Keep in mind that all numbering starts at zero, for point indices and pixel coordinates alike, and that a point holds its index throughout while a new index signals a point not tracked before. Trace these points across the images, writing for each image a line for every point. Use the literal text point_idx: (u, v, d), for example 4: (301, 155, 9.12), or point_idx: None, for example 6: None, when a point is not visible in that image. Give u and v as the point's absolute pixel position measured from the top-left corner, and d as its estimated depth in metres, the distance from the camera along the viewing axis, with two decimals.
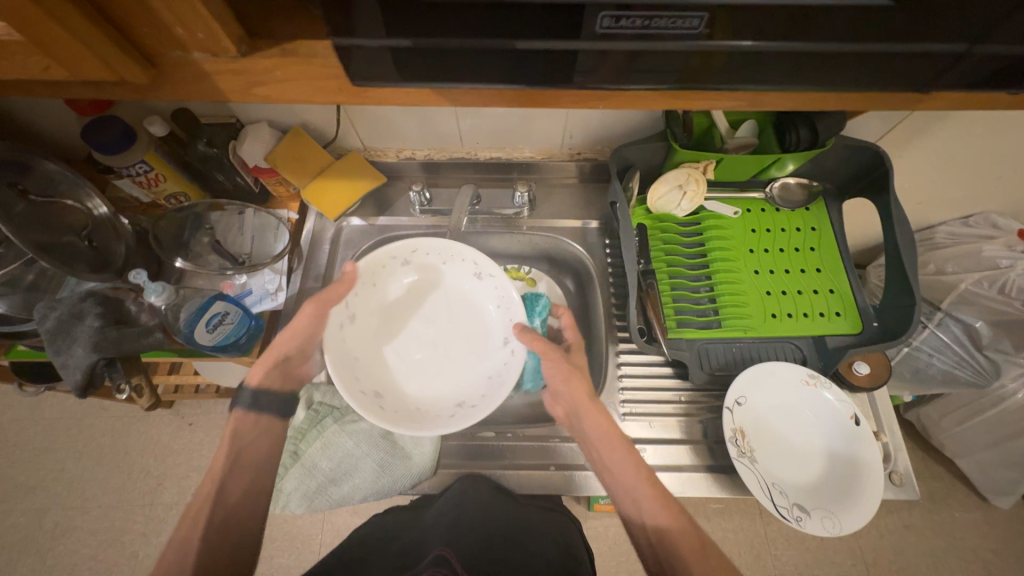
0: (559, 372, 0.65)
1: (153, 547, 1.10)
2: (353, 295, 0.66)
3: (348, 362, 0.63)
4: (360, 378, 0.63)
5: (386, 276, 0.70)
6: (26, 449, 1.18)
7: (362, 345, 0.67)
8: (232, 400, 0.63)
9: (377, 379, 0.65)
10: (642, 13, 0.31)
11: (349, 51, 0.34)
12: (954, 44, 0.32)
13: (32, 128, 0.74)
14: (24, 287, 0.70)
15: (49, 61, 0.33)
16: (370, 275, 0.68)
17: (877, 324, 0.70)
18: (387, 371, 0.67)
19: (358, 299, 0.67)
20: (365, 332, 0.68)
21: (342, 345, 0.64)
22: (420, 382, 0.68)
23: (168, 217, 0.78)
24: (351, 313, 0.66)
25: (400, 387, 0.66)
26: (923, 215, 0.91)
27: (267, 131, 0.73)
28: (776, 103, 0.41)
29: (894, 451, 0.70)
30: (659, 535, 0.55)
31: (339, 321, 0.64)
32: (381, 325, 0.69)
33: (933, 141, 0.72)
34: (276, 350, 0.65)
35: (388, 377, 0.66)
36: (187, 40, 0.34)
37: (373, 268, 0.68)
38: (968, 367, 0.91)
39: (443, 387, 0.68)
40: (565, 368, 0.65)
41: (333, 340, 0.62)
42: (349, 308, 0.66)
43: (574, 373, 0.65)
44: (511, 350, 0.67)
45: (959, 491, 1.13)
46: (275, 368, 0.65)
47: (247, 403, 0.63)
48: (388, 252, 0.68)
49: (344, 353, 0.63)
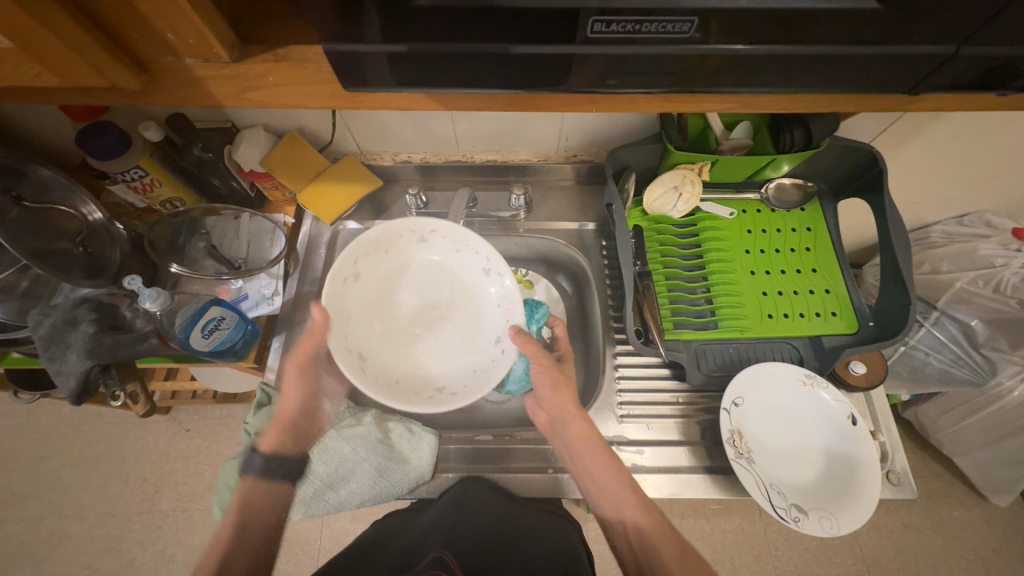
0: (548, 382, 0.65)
1: (151, 554, 1.09)
2: (362, 257, 0.67)
3: (343, 317, 0.63)
4: (348, 336, 0.63)
5: (399, 246, 0.70)
6: (22, 456, 1.17)
7: (362, 304, 0.67)
8: (243, 467, 0.63)
9: (366, 341, 0.65)
10: (633, 18, 0.31)
11: (341, 57, 0.34)
12: (944, 46, 0.33)
13: (25, 134, 0.74)
14: (18, 293, 0.70)
15: (40, 68, 0.33)
16: (382, 241, 0.68)
17: (873, 323, 0.70)
18: (379, 337, 0.67)
19: (367, 261, 0.67)
20: (367, 293, 0.68)
21: (341, 300, 0.64)
22: (406, 358, 0.67)
23: (164, 222, 0.77)
24: (359, 271, 0.66)
25: (386, 358, 0.66)
26: (918, 215, 0.92)
27: (262, 135, 0.73)
28: (769, 106, 0.41)
29: (891, 451, 0.70)
30: (639, 538, 0.58)
31: (345, 275, 0.64)
32: (384, 290, 0.69)
33: (927, 141, 0.72)
34: (283, 415, 0.66)
35: (377, 344, 0.66)
36: (178, 47, 0.35)
37: (389, 236, 0.68)
38: (965, 365, 0.91)
39: (427, 367, 0.67)
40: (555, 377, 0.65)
41: (334, 291, 0.63)
42: (358, 267, 0.66)
43: (563, 382, 0.66)
44: (502, 350, 0.67)
45: (958, 490, 1.13)
46: (288, 433, 0.66)
47: (259, 470, 0.63)
48: (407, 224, 0.69)
49: (340, 307, 0.64)
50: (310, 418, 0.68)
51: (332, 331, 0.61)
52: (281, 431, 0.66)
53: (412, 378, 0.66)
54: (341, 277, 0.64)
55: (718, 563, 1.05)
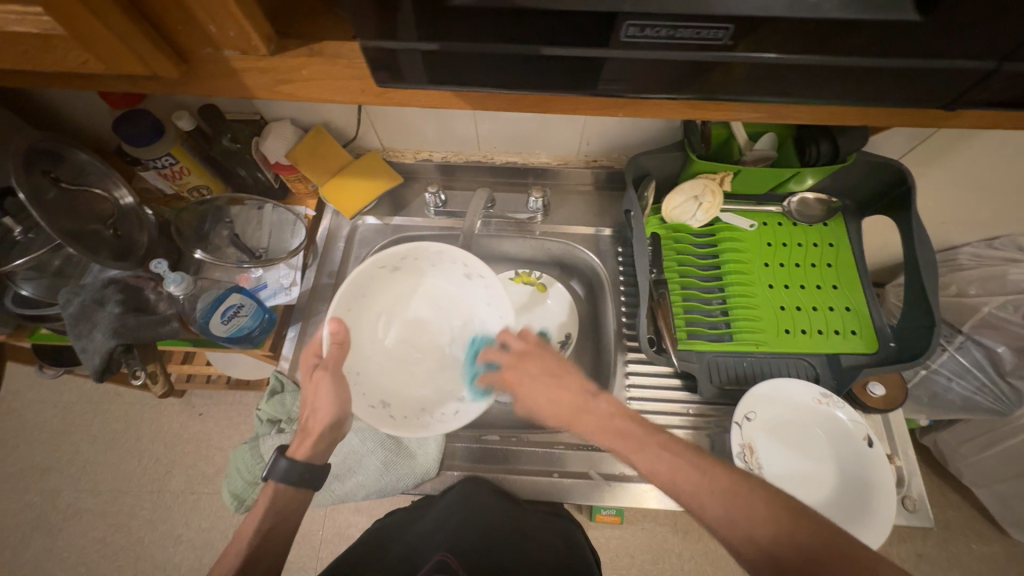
0: (530, 391, 0.59)
1: (160, 533, 1.12)
2: (410, 257, 0.70)
3: (359, 294, 0.67)
4: (349, 312, 0.66)
5: (444, 268, 0.72)
6: (44, 429, 1.21)
7: (383, 294, 0.71)
8: (267, 471, 0.58)
9: (361, 324, 0.68)
10: (667, 24, 0.31)
11: (375, 53, 0.34)
12: (984, 62, 0.32)
13: (65, 119, 0.77)
14: (50, 272, 0.72)
15: (89, 55, 0.34)
16: (435, 256, 0.70)
17: (894, 344, 0.68)
18: (373, 331, 0.69)
19: (412, 262, 0.71)
20: (392, 288, 0.71)
21: (368, 281, 0.68)
22: (378, 360, 0.68)
23: (190, 209, 0.79)
24: (398, 266, 0.70)
25: (365, 350, 0.68)
26: (946, 234, 0.89)
27: (290, 128, 0.75)
28: (798, 116, 0.41)
29: (908, 476, 0.69)
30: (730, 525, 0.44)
31: (385, 263, 0.68)
32: (404, 293, 0.72)
33: (959, 160, 0.70)
34: (317, 423, 0.59)
35: (369, 334, 0.69)
36: (219, 39, 0.35)
37: (445, 256, 0.70)
38: (989, 394, 0.88)
39: (390, 379, 0.68)
40: (535, 377, 0.60)
41: (367, 271, 0.67)
42: (401, 262, 0.70)
43: (518, 385, 0.60)
44: (455, 413, 0.66)
45: (977, 523, 1.09)
46: (320, 440, 0.59)
47: (282, 476, 0.58)
48: (464, 257, 0.70)
49: (362, 286, 0.68)
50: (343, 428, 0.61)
51: (340, 302, 0.65)
52: (312, 439, 0.59)
53: (369, 381, 0.66)
54: (383, 262, 0.68)
55: None
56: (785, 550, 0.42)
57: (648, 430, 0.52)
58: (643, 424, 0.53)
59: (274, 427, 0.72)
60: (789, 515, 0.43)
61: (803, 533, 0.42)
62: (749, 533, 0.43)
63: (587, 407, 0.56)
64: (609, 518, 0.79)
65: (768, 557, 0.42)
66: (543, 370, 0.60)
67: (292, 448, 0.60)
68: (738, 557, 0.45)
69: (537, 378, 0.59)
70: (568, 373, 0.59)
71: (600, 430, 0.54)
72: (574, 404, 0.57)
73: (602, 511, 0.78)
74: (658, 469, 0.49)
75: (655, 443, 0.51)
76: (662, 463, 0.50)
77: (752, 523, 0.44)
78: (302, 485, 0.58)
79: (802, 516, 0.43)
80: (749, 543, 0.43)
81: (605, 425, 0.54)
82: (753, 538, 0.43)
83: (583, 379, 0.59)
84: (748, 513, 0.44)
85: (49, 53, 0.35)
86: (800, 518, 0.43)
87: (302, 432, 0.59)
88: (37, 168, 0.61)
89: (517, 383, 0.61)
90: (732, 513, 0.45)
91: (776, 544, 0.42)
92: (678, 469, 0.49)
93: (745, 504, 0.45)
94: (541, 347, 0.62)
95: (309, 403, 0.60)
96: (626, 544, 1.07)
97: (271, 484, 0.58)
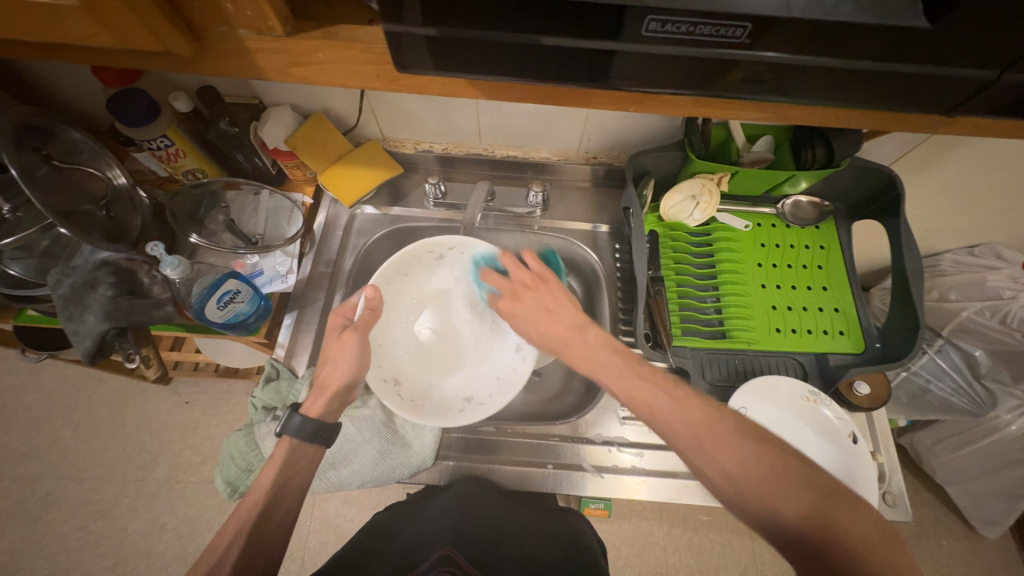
0: (524, 315, 0.63)
1: (143, 521, 1.10)
2: (455, 250, 0.73)
3: (402, 273, 0.72)
4: (389, 285, 0.71)
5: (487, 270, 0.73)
6: (23, 415, 1.18)
7: (427, 281, 0.75)
8: (281, 427, 0.58)
9: (396, 299, 0.72)
10: (688, 20, 0.32)
11: (395, 37, 0.34)
12: (985, 70, 0.33)
13: (57, 95, 0.75)
14: (38, 252, 0.71)
15: (100, 29, 0.34)
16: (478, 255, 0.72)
17: (880, 344, 0.71)
18: (409, 314, 0.73)
19: (456, 254, 0.74)
20: (431, 277, 0.75)
21: (413, 263, 0.73)
22: (405, 337, 0.71)
23: (185, 193, 0.78)
24: (443, 256, 0.74)
25: (394, 328, 0.71)
26: (929, 241, 0.92)
27: (289, 115, 0.74)
28: (802, 118, 0.42)
29: (888, 472, 0.71)
30: (692, 447, 0.47)
31: (431, 250, 0.73)
32: (440, 283, 0.75)
33: (946, 168, 0.73)
34: (332, 381, 0.61)
35: (400, 314, 0.72)
36: (235, 17, 0.35)
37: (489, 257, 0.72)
38: (965, 395, 0.91)
39: (410, 361, 0.70)
40: (529, 307, 0.63)
41: (414, 252, 0.72)
42: (446, 253, 0.73)
43: (513, 316, 0.64)
44: (459, 411, 0.66)
45: (947, 519, 1.14)
46: (335, 399, 0.61)
47: (296, 432, 0.58)
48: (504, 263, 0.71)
49: (405, 265, 0.72)
50: (355, 389, 0.63)
51: (383, 274, 0.70)
52: (327, 396, 0.61)
53: (388, 358, 0.69)
54: (429, 248, 0.72)
55: (703, 572, 1.06)
56: (746, 480, 0.44)
57: (629, 362, 0.55)
58: (625, 357, 0.56)
59: (270, 414, 0.71)
60: (755, 445, 0.45)
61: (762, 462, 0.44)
62: (717, 462, 0.45)
63: (577, 339, 0.58)
64: (597, 510, 0.80)
65: (735, 485, 0.44)
66: (535, 302, 0.62)
67: (306, 403, 0.61)
68: (702, 478, 0.47)
69: (533, 309, 0.62)
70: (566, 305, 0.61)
71: (585, 360, 0.57)
72: (566, 337, 0.60)
73: (591, 503, 0.80)
74: (634, 392, 0.52)
75: (635, 373, 0.53)
76: (640, 390, 0.52)
77: (720, 453, 0.45)
78: (312, 445, 0.59)
79: (771, 450, 0.45)
80: (713, 466, 0.45)
81: (593, 356, 0.57)
82: (716, 463, 0.45)
83: (574, 312, 0.60)
84: (719, 445, 0.46)
85: (59, 26, 0.34)
86: (770, 452, 0.45)
87: (318, 390, 0.61)
88: (30, 147, 0.60)
89: (513, 314, 0.64)
90: (700, 439, 0.47)
91: (741, 473, 0.44)
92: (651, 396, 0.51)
93: (712, 429, 0.47)
94: (537, 282, 0.63)
95: (331, 358, 0.62)
96: (612, 536, 1.09)
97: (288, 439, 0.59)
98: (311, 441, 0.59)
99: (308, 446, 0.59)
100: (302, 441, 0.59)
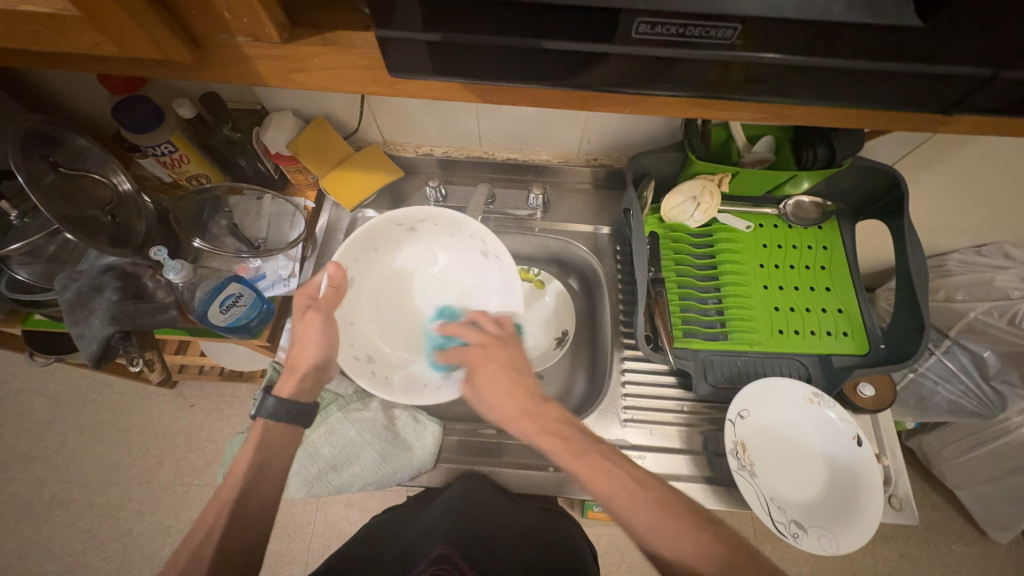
0: (487, 378, 0.64)
1: (147, 525, 1.11)
2: (428, 222, 0.72)
3: (369, 247, 0.70)
4: (356, 261, 0.69)
5: (462, 241, 0.73)
6: (29, 419, 1.19)
7: (399, 254, 0.74)
8: (255, 409, 0.59)
9: (366, 276, 0.71)
10: (678, 22, 0.32)
11: (389, 42, 0.35)
12: (984, 68, 0.33)
13: (64, 104, 0.76)
14: (45, 257, 0.72)
15: (102, 37, 0.34)
16: (451, 227, 0.72)
17: (884, 346, 0.70)
18: (381, 289, 0.73)
19: (429, 228, 0.73)
20: (403, 249, 0.74)
21: (382, 236, 0.71)
22: (379, 315, 0.71)
23: (188, 198, 0.79)
24: (415, 228, 0.72)
25: (366, 304, 0.70)
26: (936, 241, 0.91)
27: (291, 120, 0.75)
28: (800, 117, 0.42)
29: (894, 475, 0.70)
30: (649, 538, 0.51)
31: (402, 223, 0.71)
32: (415, 256, 0.74)
33: (953, 166, 0.71)
34: (302, 360, 0.62)
35: (372, 290, 0.71)
36: (233, 24, 0.35)
37: (463, 230, 0.71)
38: (974, 398, 0.90)
39: (384, 338, 0.71)
40: (493, 368, 0.64)
41: (382, 225, 0.70)
42: (419, 225, 0.72)
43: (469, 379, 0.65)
44: (433, 386, 0.68)
45: (958, 523, 1.12)
46: (306, 379, 0.63)
47: (271, 413, 0.59)
48: (482, 236, 0.71)
49: (374, 239, 0.70)
50: (326, 370, 0.64)
51: (349, 249, 0.68)
52: (298, 377, 0.62)
53: (361, 335, 0.68)
54: (398, 221, 0.70)
55: None
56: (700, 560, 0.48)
57: (592, 441, 0.57)
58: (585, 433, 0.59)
59: None
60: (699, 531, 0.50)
61: (716, 550, 0.49)
62: (676, 546, 0.49)
63: (534, 410, 0.60)
64: (600, 514, 0.80)
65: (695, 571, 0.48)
66: (499, 366, 0.64)
67: (279, 385, 0.62)
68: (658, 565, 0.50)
69: (497, 373, 0.63)
70: (524, 372, 0.64)
71: (542, 432, 0.58)
72: (524, 406, 0.61)
73: (594, 507, 0.79)
74: (600, 480, 0.54)
75: (596, 451, 0.56)
76: (602, 470, 0.55)
77: (681, 540, 0.50)
78: (292, 423, 0.60)
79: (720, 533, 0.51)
80: (676, 556, 0.49)
81: (553, 429, 0.59)
82: (679, 552, 0.49)
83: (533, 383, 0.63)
84: (676, 531, 0.50)
85: (62, 35, 0.35)
86: (720, 537, 0.50)
87: (290, 369, 0.63)
88: (37, 154, 0.61)
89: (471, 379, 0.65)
90: (660, 523, 0.51)
91: (698, 557, 0.49)
92: (616, 489, 0.53)
93: (676, 521, 0.51)
94: (501, 346, 0.67)
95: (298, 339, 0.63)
96: (616, 540, 1.08)
97: (260, 422, 0.59)
98: (287, 421, 0.60)
99: (286, 428, 0.60)
100: (279, 421, 0.60)
